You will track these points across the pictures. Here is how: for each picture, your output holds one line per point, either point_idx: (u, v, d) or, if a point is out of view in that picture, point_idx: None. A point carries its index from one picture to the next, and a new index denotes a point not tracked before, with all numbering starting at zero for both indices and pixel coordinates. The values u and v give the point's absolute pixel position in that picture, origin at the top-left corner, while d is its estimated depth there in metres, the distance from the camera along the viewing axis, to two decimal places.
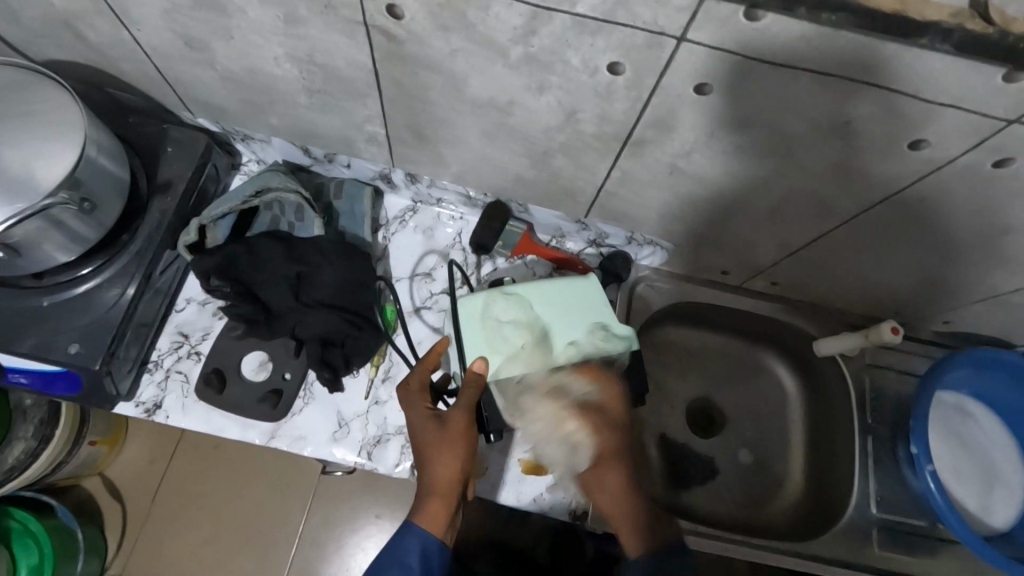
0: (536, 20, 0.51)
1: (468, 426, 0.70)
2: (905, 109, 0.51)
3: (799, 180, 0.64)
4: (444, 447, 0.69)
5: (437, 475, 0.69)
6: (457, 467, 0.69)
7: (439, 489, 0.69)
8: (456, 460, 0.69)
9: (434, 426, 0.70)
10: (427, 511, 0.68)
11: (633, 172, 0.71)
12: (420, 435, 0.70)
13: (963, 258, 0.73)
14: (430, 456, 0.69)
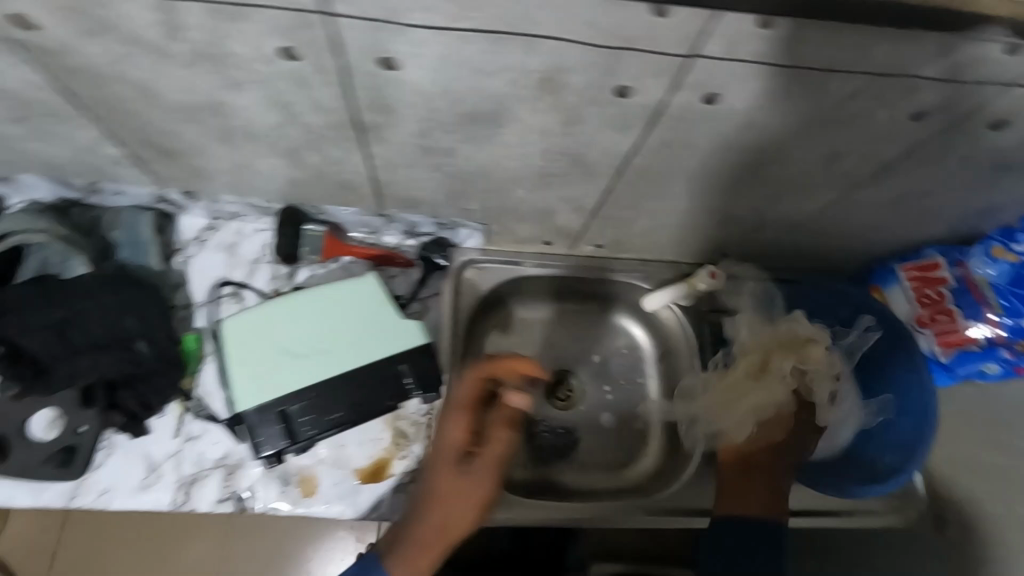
0: (170, 10, 0.45)
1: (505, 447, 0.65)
2: (591, 56, 0.48)
3: (550, 144, 0.61)
4: (486, 472, 0.63)
5: (447, 516, 0.61)
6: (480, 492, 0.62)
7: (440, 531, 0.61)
8: (474, 492, 0.62)
9: (484, 447, 0.64)
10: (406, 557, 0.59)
11: (392, 159, 0.66)
12: (455, 464, 0.63)
13: (747, 195, 0.73)
14: (442, 490, 0.62)
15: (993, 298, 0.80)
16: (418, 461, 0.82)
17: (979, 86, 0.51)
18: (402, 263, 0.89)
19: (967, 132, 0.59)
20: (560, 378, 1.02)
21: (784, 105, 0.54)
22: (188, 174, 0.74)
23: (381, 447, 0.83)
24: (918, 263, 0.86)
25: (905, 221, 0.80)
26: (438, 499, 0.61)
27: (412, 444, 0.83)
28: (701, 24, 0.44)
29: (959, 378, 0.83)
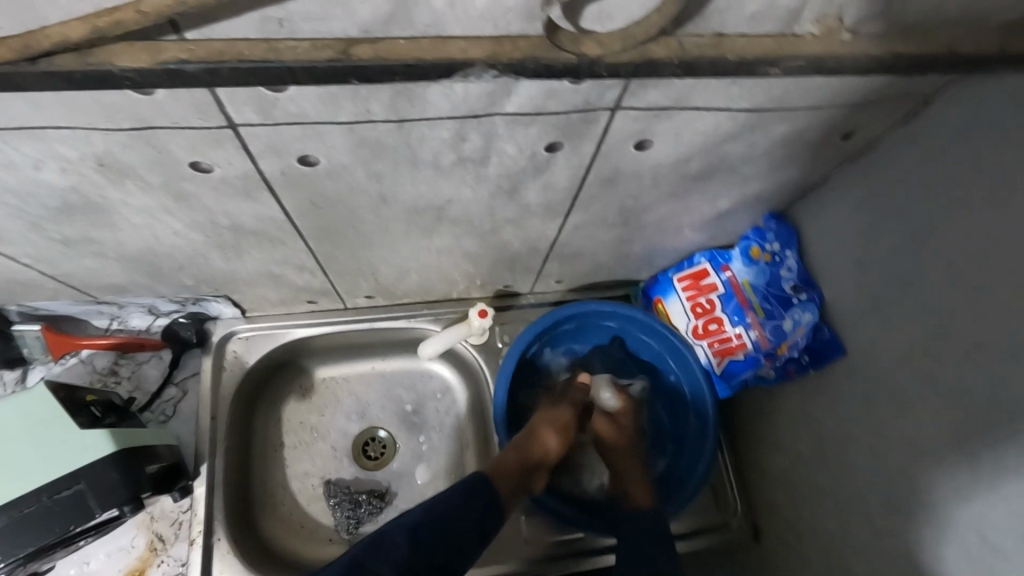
0: None
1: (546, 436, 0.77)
2: (121, 140, 0.42)
3: (191, 221, 0.56)
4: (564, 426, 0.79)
5: (535, 446, 0.76)
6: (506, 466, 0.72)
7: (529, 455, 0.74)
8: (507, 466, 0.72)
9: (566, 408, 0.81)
10: (501, 465, 0.71)
11: (40, 254, 0.60)
12: (559, 413, 0.80)
13: (465, 234, 0.68)
14: (544, 425, 0.78)
15: (755, 301, 0.77)
16: (178, 564, 0.75)
17: (585, 112, 0.46)
18: (151, 346, 0.82)
19: (623, 154, 0.54)
20: (369, 434, 0.95)
21: (394, 155, 0.49)
22: None
23: (136, 554, 0.76)
24: (690, 271, 0.82)
25: (655, 235, 0.76)
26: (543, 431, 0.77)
27: (170, 545, 0.76)
28: (201, 98, 0.39)
29: (734, 388, 0.81)
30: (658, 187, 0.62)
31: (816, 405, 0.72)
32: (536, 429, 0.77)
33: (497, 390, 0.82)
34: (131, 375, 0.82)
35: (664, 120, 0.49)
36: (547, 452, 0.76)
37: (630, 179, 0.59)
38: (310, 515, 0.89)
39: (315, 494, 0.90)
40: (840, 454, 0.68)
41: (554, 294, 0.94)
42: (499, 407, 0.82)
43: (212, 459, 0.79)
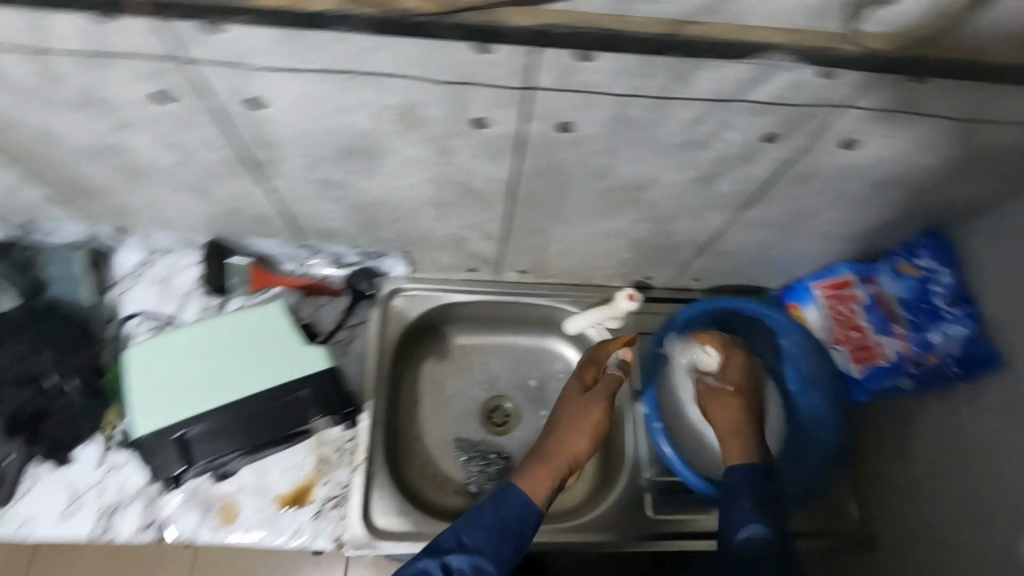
0: (46, 65, 0.49)
1: (565, 428, 0.79)
2: (434, 92, 0.51)
3: (423, 171, 0.64)
4: (586, 420, 0.78)
5: (551, 447, 0.77)
6: (545, 475, 0.74)
7: (555, 456, 0.76)
8: (544, 479, 0.73)
9: (594, 403, 0.80)
10: (533, 479, 0.73)
11: (292, 193, 0.70)
12: (571, 405, 0.81)
13: (642, 216, 0.75)
14: (567, 414, 0.80)
15: (903, 313, 0.81)
16: (340, 487, 0.83)
17: (817, 108, 0.53)
18: (330, 292, 0.92)
19: (826, 153, 0.60)
20: (495, 403, 1.02)
21: (635, 131, 0.57)
22: (113, 212, 0.78)
23: (304, 473, 0.84)
24: (831, 281, 0.87)
25: (807, 240, 0.82)
26: (572, 434, 0.78)
27: (334, 469, 0.84)
28: (525, 61, 0.48)
29: (874, 393, 0.83)
30: (837, 190, 0.68)
31: (957, 414, 0.75)
32: (553, 425, 0.80)
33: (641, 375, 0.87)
34: (311, 315, 0.92)
35: (879, 123, 0.55)
36: (567, 443, 0.77)
37: (818, 179, 0.65)
38: (440, 467, 0.96)
39: (445, 449, 0.98)
40: (987, 462, 0.71)
41: (685, 292, 1.00)
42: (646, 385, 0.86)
43: (374, 401, 0.88)
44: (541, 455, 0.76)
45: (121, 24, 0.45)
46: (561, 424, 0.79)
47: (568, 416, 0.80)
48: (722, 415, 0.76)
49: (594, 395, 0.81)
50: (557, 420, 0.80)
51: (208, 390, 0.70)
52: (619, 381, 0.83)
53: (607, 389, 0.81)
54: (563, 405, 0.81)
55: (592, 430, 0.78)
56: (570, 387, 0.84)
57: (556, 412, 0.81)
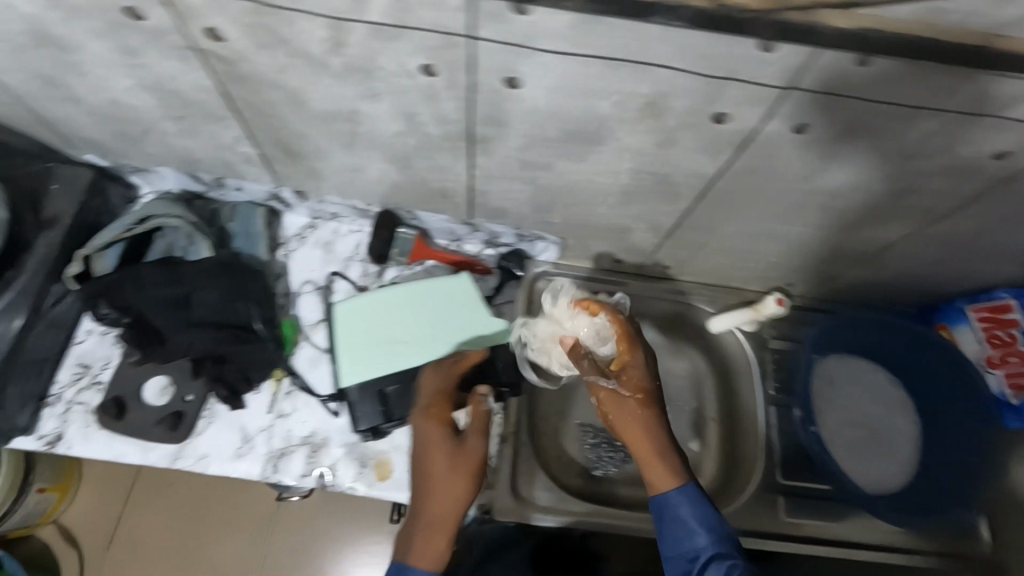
0: (340, 32, 0.53)
1: (444, 467, 0.70)
2: (692, 83, 0.54)
3: (631, 158, 0.67)
4: (466, 472, 0.70)
5: (451, 506, 0.68)
6: (451, 505, 0.68)
7: (441, 525, 0.67)
8: (449, 508, 0.68)
9: (435, 455, 0.70)
10: (425, 545, 0.66)
11: (491, 169, 0.73)
12: (459, 460, 0.70)
13: (821, 221, 0.76)
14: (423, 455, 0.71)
15: None
16: None
17: None
18: (481, 270, 0.92)
19: None
20: None
21: (869, 136, 0.58)
22: (306, 175, 0.83)
23: None
24: (987, 305, 0.89)
25: (975, 259, 0.82)
26: (435, 501, 0.68)
27: None
28: (803, 61, 0.49)
29: None
30: None
31: None
32: (425, 495, 0.69)
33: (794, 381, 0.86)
34: None
35: None
36: (469, 473, 0.70)
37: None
38: None
39: None
40: None
41: (820, 302, 1.01)
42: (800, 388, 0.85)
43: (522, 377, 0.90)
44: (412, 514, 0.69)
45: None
46: (420, 486, 0.70)
47: (423, 476, 0.70)
48: (619, 426, 0.70)
49: (465, 449, 0.71)
50: (416, 452, 0.72)
51: (405, 347, 0.86)
52: (486, 425, 0.73)
53: (472, 458, 0.70)
54: (456, 458, 0.70)
55: (450, 483, 0.69)
56: (427, 437, 0.72)
57: (425, 448, 0.71)
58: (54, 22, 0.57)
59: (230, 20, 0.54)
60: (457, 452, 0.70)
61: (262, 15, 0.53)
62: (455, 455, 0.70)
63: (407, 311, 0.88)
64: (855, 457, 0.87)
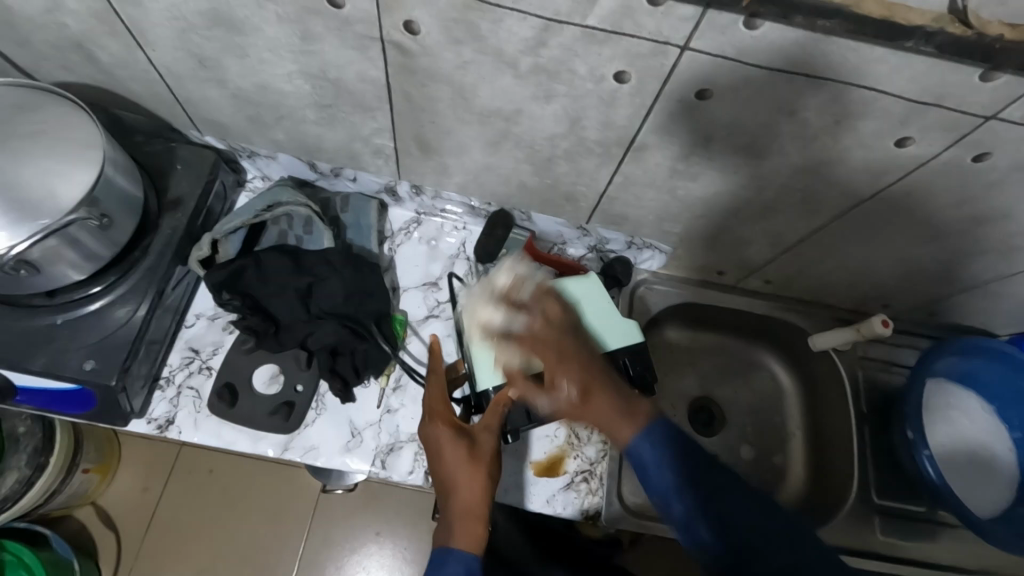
0: (546, 32, 0.53)
1: (462, 450, 0.67)
2: (887, 107, 0.54)
3: (782, 172, 0.67)
4: (478, 465, 0.66)
5: (471, 498, 0.64)
6: (472, 487, 0.65)
7: (468, 513, 0.63)
8: (461, 490, 0.65)
9: (451, 445, 0.68)
10: (449, 531, 0.62)
11: (633, 176, 0.74)
12: (474, 453, 0.67)
13: (950, 246, 0.77)
14: (434, 452, 0.69)
15: None
16: (589, 462, 0.86)
17: None
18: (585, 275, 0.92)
19: None
20: (705, 404, 1.03)
21: None
22: (432, 170, 0.83)
23: (554, 444, 0.88)
24: None
25: None
26: (451, 482, 0.66)
27: (584, 445, 0.87)
28: (1013, 94, 0.50)
29: None
30: None
31: None
32: (445, 492, 0.66)
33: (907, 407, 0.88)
34: None
35: None
36: (454, 472, 0.66)
37: None
38: None
39: None
40: None
41: (910, 326, 1.02)
42: (912, 409, 0.87)
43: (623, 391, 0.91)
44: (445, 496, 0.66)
45: (662, 9, 0.48)
46: (436, 476, 0.68)
47: (439, 476, 0.67)
48: (591, 420, 0.59)
49: (477, 439, 0.68)
50: (431, 457, 0.70)
51: None
52: (484, 431, 0.69)
53: (480, 450, 0.68)
54: (469, 452, 0.67)
55: (449, 470, 0.66)
56: (438, 436, 0.69)
57: (429, 448, 0.70)
58: (243, 4, 0.57)
59: (434, 14, 0.54)
60: (460, 443, 0.67)
61: (471, 10, 0.52)
62: (465, 447, 0.67)
63: None
64: (960, 484, 0.89)
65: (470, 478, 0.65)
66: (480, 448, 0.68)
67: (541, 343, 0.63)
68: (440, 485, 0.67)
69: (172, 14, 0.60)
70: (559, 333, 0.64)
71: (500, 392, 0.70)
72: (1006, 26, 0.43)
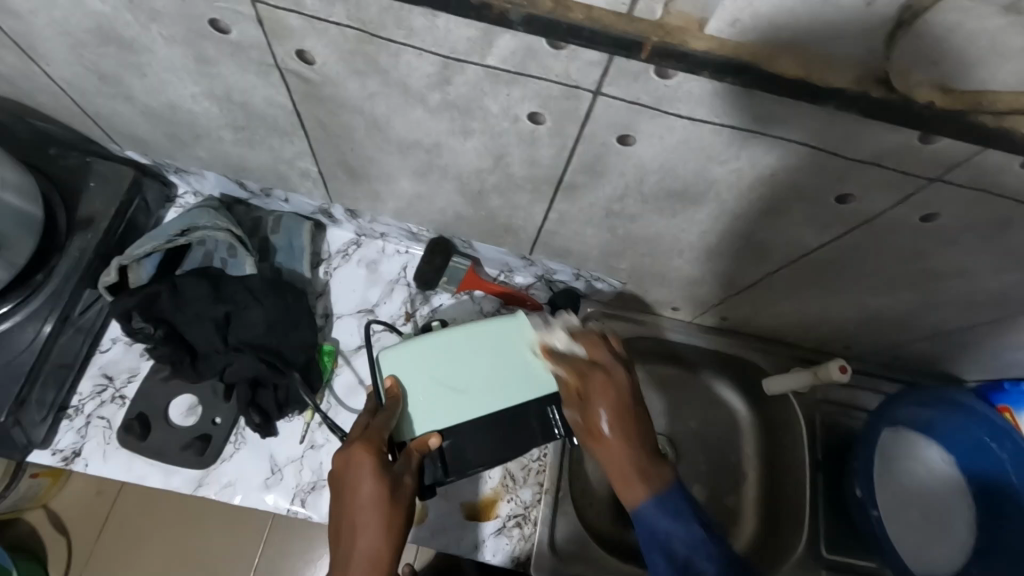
0: (449, 69, 0.48)
1: (382, 493, 0.59)
2: (822, 162, 0.49)
3: (724, 218, 0.62)
4: (396, 511, 0.59)
5: (379, 547, 0.58)
6: (380, 538, 0.58)
7: (373, 568, 0.57)
8: (369, 538, 0.58)
9: (368, 483, 0.59)
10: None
11: (569, 213, 0.69)
12: (395, 496, 0.60)
13: (907, 297, 0.72)
14: (348, 484, 0.60)
15: None
16: (523, 506, 0.82)
17: None
18: (531, 305, 0.87)
19: None
20: (657, 440, 0.99)
21: (999, 230, 0.54)
22: (365, 195, 0.78)
23: (489, 484, 0.84)
24: None
25: None
26: (358, 524, 0.58)
27: (519, 487, 0.83)
28: (959, 158, 0.45)
29: None
30: None
31: None
32: (347, 534, 0.58)
33: (857, 454, 0.85)
34: None
35: None
36: (366, 515, 0.58)
37: None
38: None
39: None
40: None
41: (874, 368, 0.97)
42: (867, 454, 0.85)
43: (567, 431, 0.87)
44: (347, 539, 0.58)
45: (566, 53, 0.43)
46: (338, 508, 0.60)
47: (348, 511, 0.59)
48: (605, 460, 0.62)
49: (401, 480, 0.61)
50: (339, 484, 0.61)
51: (474, 402, 0.67)
52: (405, 473, 0.62)
53: (398, 495, 0.60)
54: (392, 495, 0.59)
55: (362, 511, 0.59)
56: (359, 468, 0.60)
57: (343, 477, 0.61)
58: (127, 24, 0.52)
59: (326, 44, 0.49)
60: (381, 484, 0.59)
61: (365, 44, 0.47)
62: (384, 490, 0.59)
63: (467, 366, 0.68)
64: (908, 536, 0.85)
65: (382, 528, 0.58)
66: (400, 493, 0.60)
67: (582, 377, 0.65)
68: (343, 522, 0.59)
69: (54, 30, 0.56)
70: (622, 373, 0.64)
71: (421, 439, 0.65)
72: (937, 93, 0.38)
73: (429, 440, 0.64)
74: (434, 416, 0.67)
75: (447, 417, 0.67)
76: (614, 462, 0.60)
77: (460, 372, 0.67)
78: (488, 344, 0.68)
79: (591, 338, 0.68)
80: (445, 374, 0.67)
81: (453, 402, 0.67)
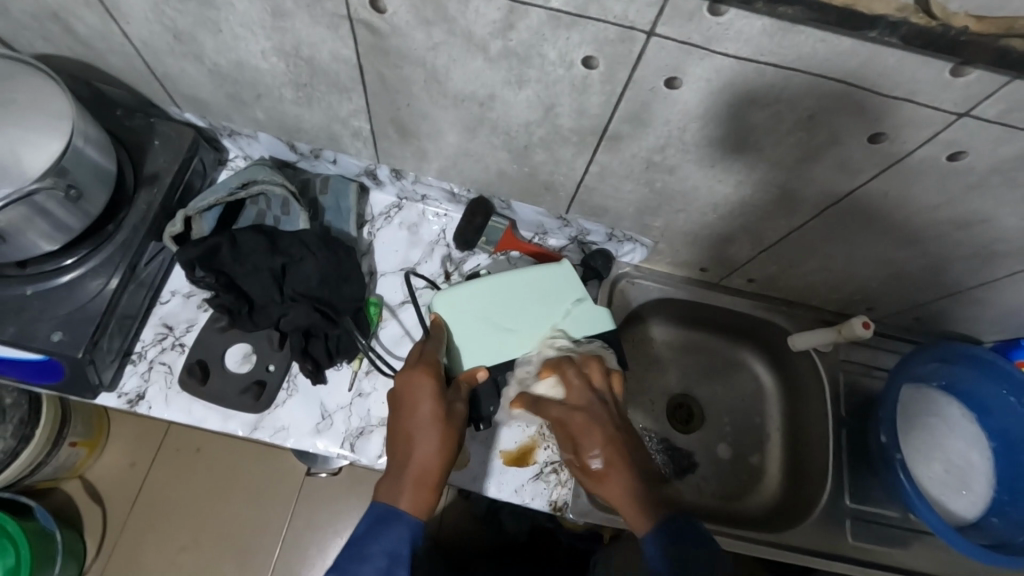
0: (514, 14, 0.52)
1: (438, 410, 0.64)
2: (858, 101, 0.53)
3: (760, 166, 0.66)
4: (451, 429, 0.63)
5: (432, 458, 0.62)
6: (433, 450, 0.62)
7: (426, 477, 0.61)
8: (423, 449, 0.62)
9: (424, 401, 0.64)
10: (395, 490, 0.61)
11: (610, 166, 0.72)
12: (450, 415, 0.64)
13: (932, 249, 0.76)
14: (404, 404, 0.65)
15: None
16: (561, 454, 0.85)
17: None
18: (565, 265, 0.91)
19: None
20: (684, 401, 1.02)
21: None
22: (411, 154, 0.82)
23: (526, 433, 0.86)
24: None
25: None
26: (415, 437, 0.63)
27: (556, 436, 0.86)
28: (988, 89, 0.49)
29: None
30: None
31: None
32: (404, 444, 0.63)
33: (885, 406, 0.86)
34: None
35: None
36: (423, 430, 0.63)
37: None
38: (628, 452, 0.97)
39: None
40: None
41: (894, 330, 1.01)
42: (891, 403, 0.86)
43: None
44: (403, 451, 0.63)
45: None
46: (396, 425, 0.65)
47: (406, 424, 0.64)
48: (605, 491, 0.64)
49: (454, 404, 0.65)
50: (396, 402, 0.65)
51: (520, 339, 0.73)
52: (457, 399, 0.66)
53: (453, 415, 0.65)
54: (447, 414, 0.64)
55: (418, 425, 0.63)
56: (419, 387, 0.65)
57: (400, 396, 0.65)
58: None
59: None
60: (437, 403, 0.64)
61: None
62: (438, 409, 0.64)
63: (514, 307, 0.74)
64: (934, 488, 0.88)
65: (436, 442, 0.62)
66: (454, 412, 0.65)
67: (562, 425, 0.67)
68: (398, 437, 0.64)
69: None
70: (600, 405, 0.67)
71: (468, 371, 0.69)
72: (974, 18, 0.42)
73: (476, 372, 0.69)
74: (484, 351, 0.72)
75: (496, 353, 0.72)
76: (613, 494, 0.63)
77: (507, 313, 0.73)
78: (533, 290, 0.75)
79: (564, 372, 0.69)
80: (495, 314, 0.73)
81: (501, 339, 0.73)
